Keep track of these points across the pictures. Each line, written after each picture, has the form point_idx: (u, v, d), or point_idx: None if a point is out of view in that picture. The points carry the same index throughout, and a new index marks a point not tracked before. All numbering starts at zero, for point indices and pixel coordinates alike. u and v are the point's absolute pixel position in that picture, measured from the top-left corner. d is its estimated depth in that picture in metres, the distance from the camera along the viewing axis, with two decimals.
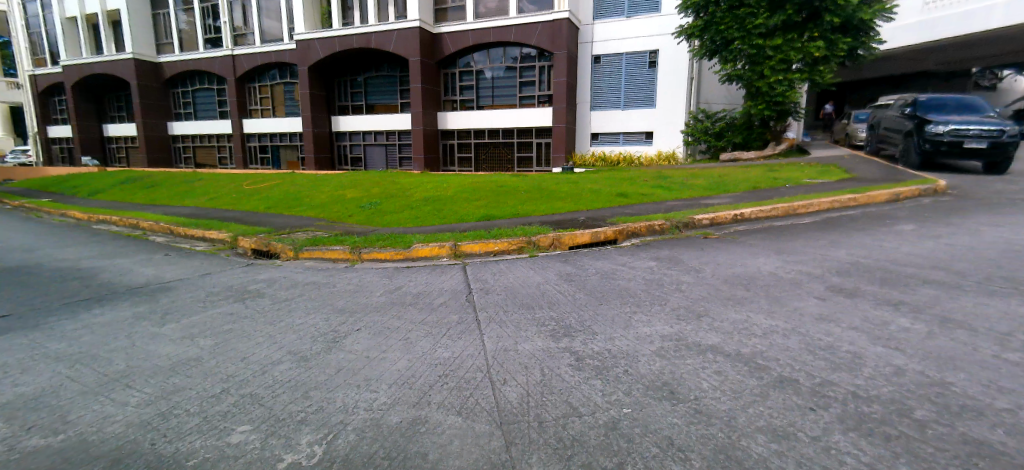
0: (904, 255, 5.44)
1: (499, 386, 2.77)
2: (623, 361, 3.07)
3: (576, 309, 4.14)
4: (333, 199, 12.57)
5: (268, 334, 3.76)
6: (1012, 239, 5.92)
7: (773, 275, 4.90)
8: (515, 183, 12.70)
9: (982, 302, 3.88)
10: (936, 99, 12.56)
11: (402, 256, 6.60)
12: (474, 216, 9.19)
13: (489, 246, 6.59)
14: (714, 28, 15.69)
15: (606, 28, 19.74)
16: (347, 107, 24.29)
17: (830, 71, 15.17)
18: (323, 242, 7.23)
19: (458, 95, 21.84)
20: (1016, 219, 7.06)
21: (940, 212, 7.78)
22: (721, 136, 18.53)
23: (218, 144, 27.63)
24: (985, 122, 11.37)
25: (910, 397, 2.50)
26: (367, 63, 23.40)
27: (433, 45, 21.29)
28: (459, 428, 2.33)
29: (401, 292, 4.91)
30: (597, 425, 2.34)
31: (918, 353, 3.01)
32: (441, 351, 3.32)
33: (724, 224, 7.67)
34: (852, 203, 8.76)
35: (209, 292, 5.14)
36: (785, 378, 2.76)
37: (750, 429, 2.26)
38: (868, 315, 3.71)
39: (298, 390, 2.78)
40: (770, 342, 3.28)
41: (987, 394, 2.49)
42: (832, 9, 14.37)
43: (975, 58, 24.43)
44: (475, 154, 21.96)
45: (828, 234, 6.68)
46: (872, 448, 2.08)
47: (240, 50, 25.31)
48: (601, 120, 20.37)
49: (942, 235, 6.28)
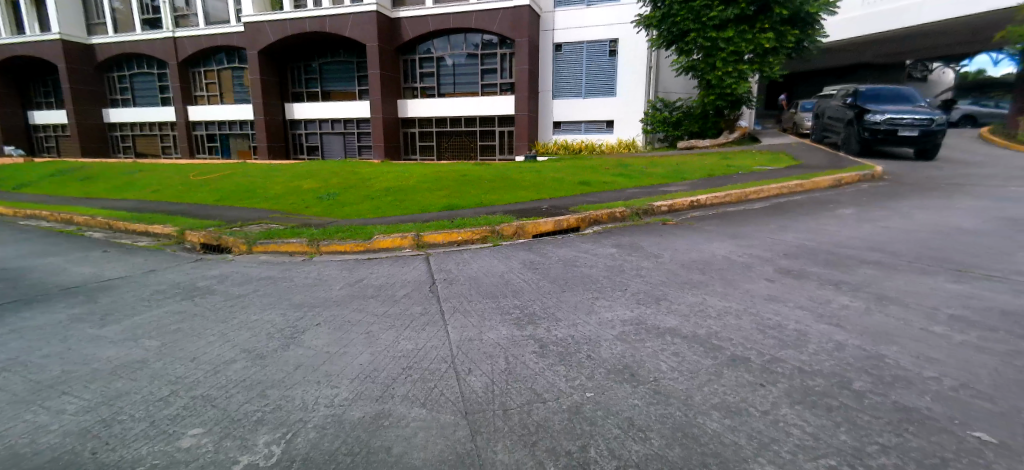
0: (847, 238, 5.75)
1: (463, 377, 2.76)
2: (585, 346, 3.13)
3: (539, 297, 4.18)
4: (290, 190, 12.13)
5: (223, 332, 3.61)
6: (940, 221, 6.42)
7: (727, 259, 5.10)
8: (477, 172, 12.65)
9: (914, 280, 4.17)
10: (872, 89, 13.31)
11: (362, 248, 6.42)
12: (438, 205, 9.08)
13: (452, 236, 6.52)
14: (670, 20, 16.04)
15: (567, 16, 19.78)
16: (302, 94, 23.41)
17: (778, 62, 15.79)
18: (279, 236, 6.95)
19: (419, 82, 21.43)
20: (942, 202, 7.65)
21: (876, 197, 8.28)
22: (678, 125, 19.00)
23: (161, 132, 26.01)
24: (916, 111, 12.24)
25: (849, 370, 2.67)
26: (322, 48, 22.54)
27: (391, 30, 20.72)
28: (423, 420, 2.31)
29: (362, 285, 4.80)
30: (560, 410, 2.38)
31: (856, 329, 3.22)
32: (403, 344, 3.27)
33: (681, 210, 7.93)
34: (799, 189, 9.21)
35: (153, 290, 4.85)
36: (737, 357, 2.89)
37: (705, 407, 2.36)
38: (813, 294, 3.93)
39: (253, 390, 2.68)
40: (724, 322, 3.43)
41: (917, 364, 2.70)
42: (780, 2, 15.00)
43: (913, 51, 25.92)
44: (437, 143, 21.67)
45: (777, 219, 7.01)
46: (814, 419, 2.22)
47: (182, 32, 23.80)
48: (563, 109, 20.45)
49: (879, 218, 6.71)
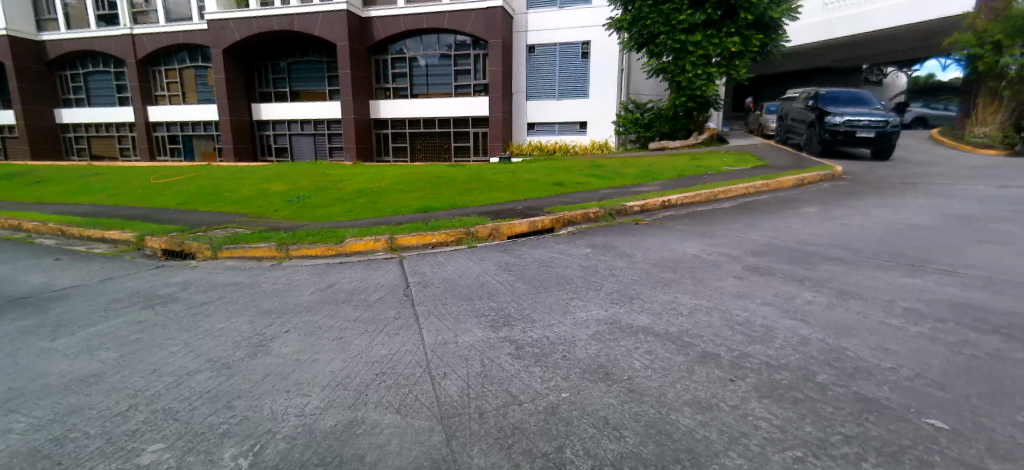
0: (810, 235, 5.96)
1: (438, 381, 2.73)
2: (560, 347, 3.15)
3: (515, 298, 4.18)
4: (258, 193, 11.79)
5: (185, 341, 3.47)
6: (896, 218, 6.72)
7: (697, 257, 5.22)
8: (452, 174, 12.60)
9: (872, 275, 4.35)
10: (831, 93, 13.88)
11: (334, 251, 6.30)
12: (411, 207, 8.99)
13: (426, 239, 6.46)
14: (641, 23, 16.34)
15: (539, 18, 19.89)
16: (269, 94, 22.81)
17: (744, 66, 16.25)
18: (246, 240, 6.74)
19: (391, 83, 21.17)
20: (898, 200, 8.02)
21: (837, 196, 8.63)
22: (649, 127, 19.41)
23: (119, 133, 24.89)
24: (871, 113, 12.84)
25: (813, 363, 2.77)
26: (290, 47, 22.01)
27: (361, 29, 20.40)
28: (397, 426, 2.28)
29: (333, 290, 4.70)
30: (536, 412, 2.39)
31: (819, 323, 3.34)
32: (376, 349, 3.22)
33: (653, 210, 8.07)
34: (765, 189, 9.51)
35: (110, 299, 4.63)
36: (708, 354, 2.95)
37: (677, 404, 2.40)
38: (779, 290, 4.06)
39: (218, 401, 2.59)
40: (695, 320, 3.51)
41: (875, 356, 2.82)
42: (745, 7, 15.46)
43: (869, 56, 27.11)
44: (411, 145, 21.45)
45: (744, 218, 7.22)
46: (781, 411, 2.29)
47: (140, 29, 22.85)
48: (537, 111, 20.53)
49: (840, 216, 6.98)
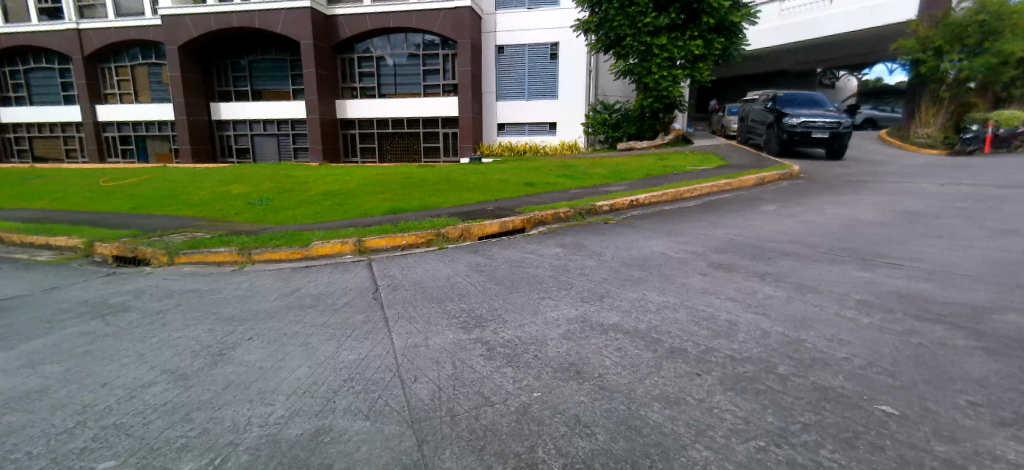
0: (771, 232, 6.19)
1: (409, 385, 2.70)
2: (531, 347, 3.16)
3: (486, 299, 4.17)
4: (217, 196, 11.34)
5: (139, 352, 3.30)
6: (849, 215, 7.06)
7: (664, 255, 5.34)
8: (422, 174, 12.47)
9: (827, 269, 4.56)
10: (789, 95, 14.47)
11: (299, 255, 6.13)
12: (380, 209, 8.85)
13: (395, 241, 6.36)
14: (608, 25, 16.63)
15: (507, 19, 19.93)
16: (229, 93, 22.01)
17: (707, 68, 16.73)
18: (204, 245, 6.47)
19: (358, 82, 20.77)
20: (851, 198, 8.43)
21: (795, 194, 8.99)
22: (617, 127, 19.78)
23: (64, 134, 23.50)
24: (826, 115, 13.45)
25: (774, 355, 2.88)
26: (251, 45, 21.30)
27: (326, 27, 19.93)
28: (367, 433, 2.23)
29: (299, 295, 4.56)
30: (508, 412, 2.38)
31: (779, 317, 3.48)
32: (344, 354, 3.14)
33: (622, 209, 8.21)
34: (728, 188, 9.81)
35: (56, 310, 4.36)
36: (675, 349, 3.02)
37: (646, 399, 2.44)
38: (742, 286, 4.20)
39: (175, 414, 2.47)
40: (662, 316, 3.59)
41: (831, 346, 2.95)
42: (707, 11, 15.91)
43: (823, 60, 28.39)
44: (379, 145, 21.10)
45: (709, 216, 7.44)
46: (745, 403, 2.36)
47: (87, 24, 21.64)
48: (506, 111, 20.56)
49: (798, 214, 7.28)
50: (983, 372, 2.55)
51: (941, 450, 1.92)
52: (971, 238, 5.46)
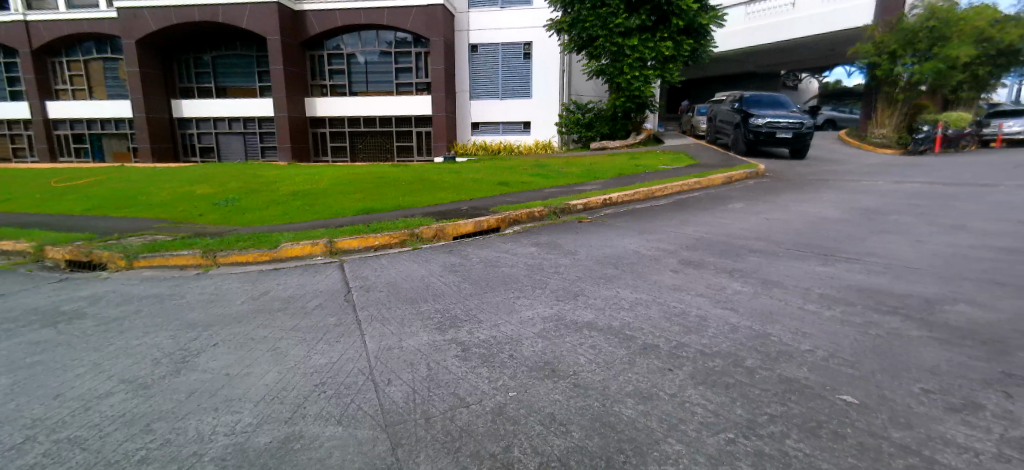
0: (738, 230, 6.36)
1: (383, 388, 2.66)
2: (507, 346, 3.16)
3: (461, 299, 4.14)
4: (180, 196, 10.92)
5: (94, 362, 3.14)
6: (811, 212, 7.33)
7: (637, 253, 5.42)
8: (395, 174, 12.31)
9: (792, 265, 4.73)
10: (755, 96, 14.92)
11: (268, 257, 5.96)
12: (353, 209, 8.68)
13: (368, 241, 6.25)
14: (580, 25, 16.80)
15: (481, 18, 19.87)
16: (192, 90, 21.21)
17: (677, 69, 17.08)
18: (166, 248, 6.22)
19: (328, 80, 20.33)
20: (813, 196, 8.75)
21: (761, 192, 9.29)
22: (590, 127, 20.03)
23: (12, 132, 22.20)
24: (789, 116, 13.93)
25: (742, 349, 2.96)
26: (215, 40, 20.58)
27: (295, 23, 19.45)
28: (339, 438, 2.19)
29: (267, 298, 4.44)
30: (484, 413, 2.38)
31: (747, 311, 3.58)
32: (315, 358, 3.07)
33: (595, 208, 8.30)
34: (697, 186, 10.04)
35: (2, 319, 4.11)
36: (648, 345, 3.07)
37: (620, 395, 2.48)
38: (711, 282, 4.31)
39: (136, 424, 2.37)
40: (635, 313, 3.65)
41: (796, 340, 3.06)
42: (677, 13, 16.25)
43: (787, 63, 29.39)
44: (351, 144, 20.70)
45: (679, 214, 7.60)
46: (715, 396, 2.42)
47: (36, 15, 20.49)
48: (480, 110, 20.48)
49: (764, 211, 7.51)
50: (935, 361, 2.69)
51: (898, 436, 2.01)
52: (924, 234, 5.75)
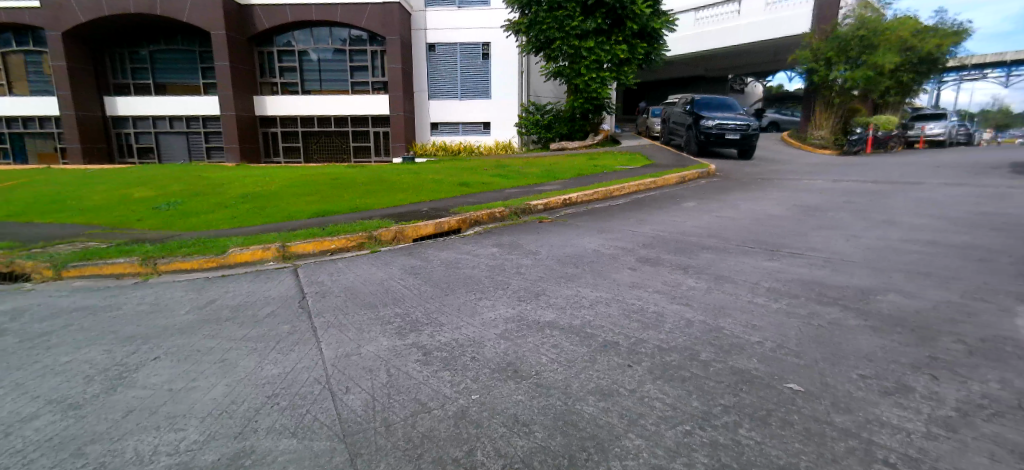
0: (692, 227, 6.59)
1: (340, 397, 2.57)
2: (469, 348, 3.13)
3: (421, 302, 4.08)
4: (115, 200, 10.18)
5: (16, 382, 2.87)
6: (759, 210, 7.70)
7: (596, 251, 5.52)
8: (351, 175, 11.98)
9: (742, 260, 4.94)
10: (705, 99, 15.54)
11: (215, 264, 5.65)
12: (307, 212, 8.37)
13: (324, 245, 6.05)
14: (538, 27, 16.95)
15: (438, 17, 19.66)
16: (128, 87, 19.86)
17: (632, 72, 17.52)
18: (99, 256, 5.77)
19: (278, 77, 19.55)
20: (760, 194, 9.20)
21: (713, 191, 9.67)
22: (549, 128, 20.25)
23: None
24: (737, 118, 14.59)
25: (698, 343, 3.06)
26: (154, 34, 19.38)
27: (242, 18, 18.60)
28: (293, 452, 2.09)
29: (215, 307, 4.21)
30: (446, 417, 2.34)
31: (701, 306, 3.71)
32: (267, 369, 2.94)
33: (556, 208, 8.38)
34: (653, 186, 10.35)
35: None
36: (608, 343, 3.13)
37: (582, 393, 2.50)
38: (667, 279, 4.44)
39: (65, 449, 2.18)
40: (596, 311, 3.71)
41: (746, 332, 3.20)
42: (631, 18, 16.65)
43: (734, 67, 30.77)
44: (304, 144, 20.00)
45: (636, 212, 7.80)
46: (672, 390, 2.50)
47: None
48: (439, 110, 20.28)
49: (715, 209, 7.83)
50: (871, 348, 2.89)
51: (840, 420, 2.14)
52: (859, 229, 6.15)
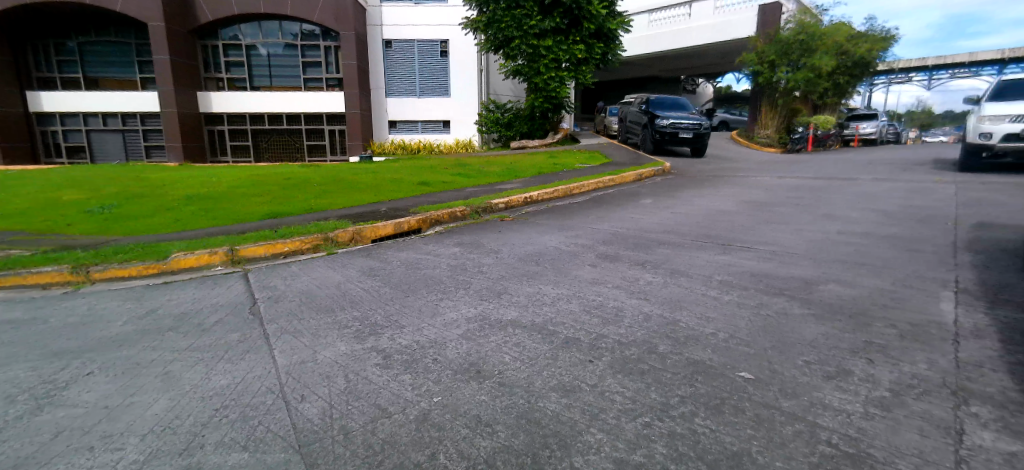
0: (649, 224, 6.77)
1: (295, 406, 2.47)
2: (430, 350, 3.08)
3: (380, 305, 3.98)
4: (43, 204, 9.38)
5: None
6: (711, 206, 8.00)
7: (557, 249, 5.57)
8: (306, 175, 11.56)
9: (696, 255, 5.12)
10: (659, 98, 16.03)
11: (157, 270, 5.31)
12: (258, 213, 8.01)
13: (277, 248, 5.82)
14: (496, 25, 16.91)
15: (394, 13, 19.26)
16: (54, 81, 18.35)
17: (590, 72, 17.79)
18: (23, 264, 5.30)
19: (224, 72, 18.65)
20: (711, 191, 9.57)
21: (668, 188, 9.98)
22: (510, 126, 20.25)
23: None
24: (690, 117, 15.12)
25: (655, 336, 3.14)
26: (83, 24, 18.00)
27: (183, 9, 17.63)
28: (245, 466, 1.99)
29: (157, 316, 3.95)
30: (407, 422, 2.30)
31: (659, 300, 3.81)
32: (215, 380, 2.78)
33: (517, 206, 8.41)
34: (612, 183, 10.57)
35: None
36: (569, 339, 3.16)
37: (544, 391, 2.52)
38: (626, 274, 4.54)
39: None
40: (557, 308, 3.74)
41: (701, 324, 3.31)
42: (588, 18, 16.90)
43: (686, 68, 31.84)
44: (254, 143, 19.15)
45: (595, 209, 7.94)
46: (631, 383, 2.55)
47: None
48: (397, 108, 19.88)
49: (671, 206, 8.08)
50: (814, 335, 3.05)
51: (787, 405, 2.25)
52: (803, 223, 6.49)
